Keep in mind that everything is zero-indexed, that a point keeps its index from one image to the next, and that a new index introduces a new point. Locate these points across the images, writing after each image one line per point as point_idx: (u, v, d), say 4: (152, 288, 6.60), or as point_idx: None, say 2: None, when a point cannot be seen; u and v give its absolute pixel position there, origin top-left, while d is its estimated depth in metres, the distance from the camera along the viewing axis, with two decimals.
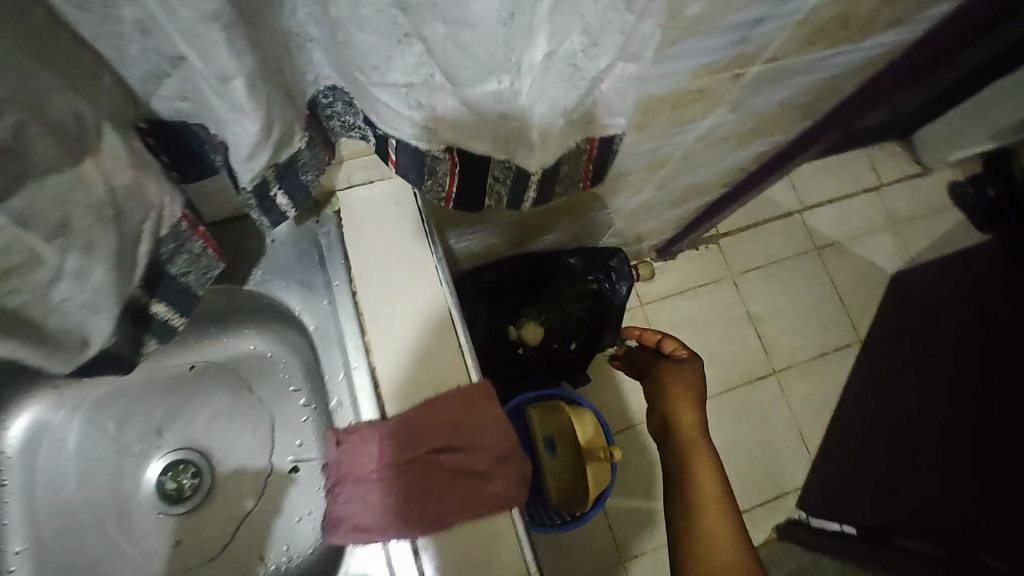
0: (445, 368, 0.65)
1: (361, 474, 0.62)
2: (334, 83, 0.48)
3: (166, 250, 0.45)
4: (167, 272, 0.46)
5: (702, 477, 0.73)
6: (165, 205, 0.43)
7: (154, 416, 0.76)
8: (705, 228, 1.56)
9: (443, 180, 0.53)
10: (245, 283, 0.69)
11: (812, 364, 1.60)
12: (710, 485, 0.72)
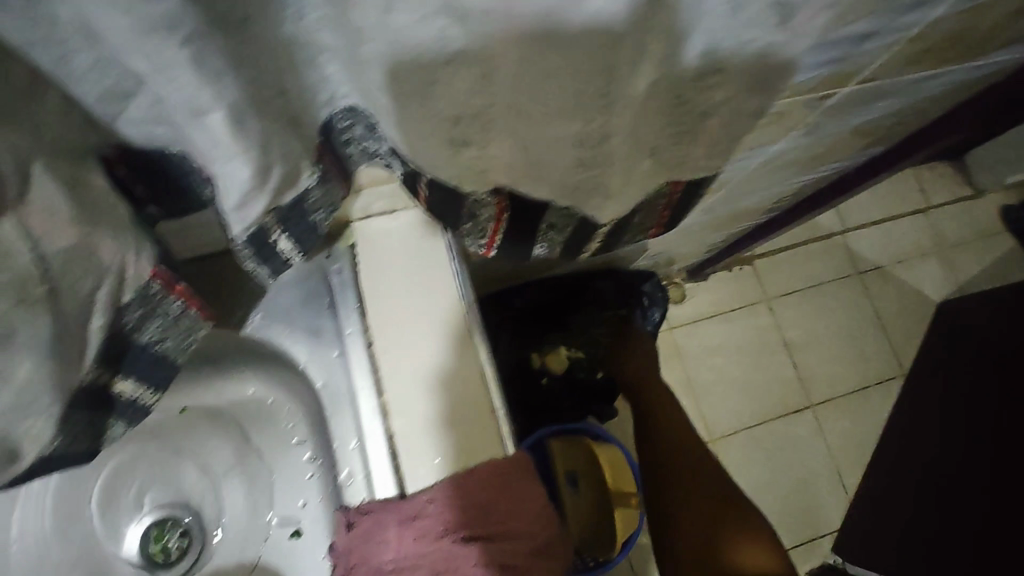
0: (475, 441, 0.53)
1: (375, 565, 0.50)
2: (355, 103, 0.37)
3: (131, 319, 0.34)
4: (135, 345, 0.35)
5: (702, 475, 0.85)
6: (128, 265, 0.32)
7: (138, 468, 0.66)
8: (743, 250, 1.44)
9: (486, 225, 0.43)
10: (243, 328, 0.59)
11: (854, 400, 1.47)
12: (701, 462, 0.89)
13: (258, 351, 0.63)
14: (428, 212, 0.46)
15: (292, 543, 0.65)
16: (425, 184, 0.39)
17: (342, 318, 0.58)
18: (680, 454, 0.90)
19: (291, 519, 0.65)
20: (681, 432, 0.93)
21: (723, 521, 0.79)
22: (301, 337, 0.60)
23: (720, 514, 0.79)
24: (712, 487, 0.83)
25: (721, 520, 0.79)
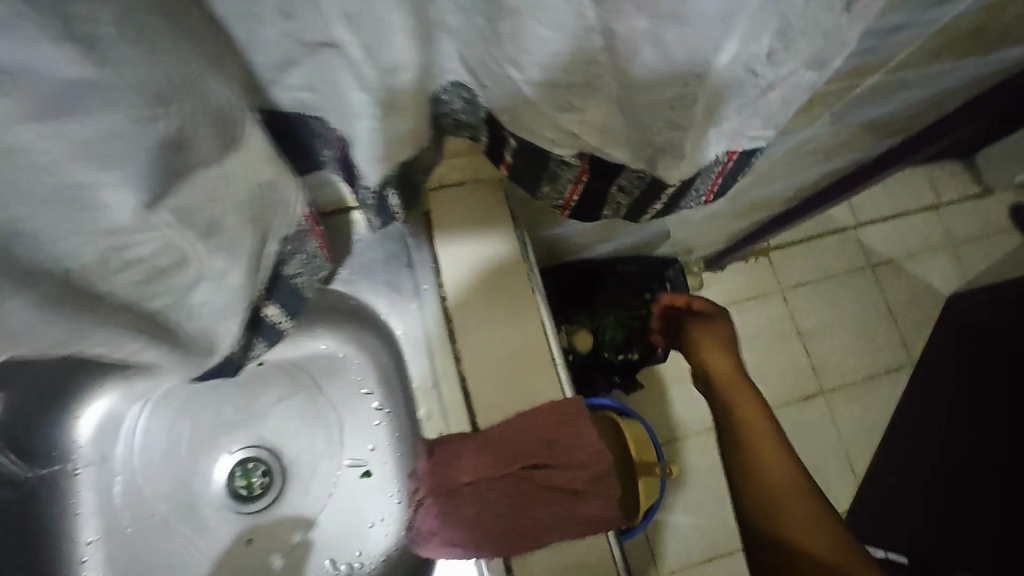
0: (537, 382, 0.61)
1: (451, 487, 0.57)
2: (457, 82, 0.40)
3: (287, 252, 0.43)
4: (284, 274, 0.45)
5: (768, 449, 0.60)
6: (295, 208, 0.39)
7: (226, 411, 0.74)
8: (760, 240, 1.50)
9: (564, 188, 0.50)
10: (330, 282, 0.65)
11: (863, 387, 1.54)
12: (775, 462, 0.59)
13: (337, 308, 0.69)
14: (510, 177, 0.52)
15: (364, 482, 0.72)
16: (512, 148, 0.47)
17: (417, 276, 0.64)
18: (737, 433, 0.62)
19: (362, 460, 0.72)
20: (747, 408, 0.63)
21: (791, 509, 0.56)
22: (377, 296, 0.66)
23: (788, 498, 0.57)
24: (780, 467, 0.59)
25: (798, 519, 0.55)
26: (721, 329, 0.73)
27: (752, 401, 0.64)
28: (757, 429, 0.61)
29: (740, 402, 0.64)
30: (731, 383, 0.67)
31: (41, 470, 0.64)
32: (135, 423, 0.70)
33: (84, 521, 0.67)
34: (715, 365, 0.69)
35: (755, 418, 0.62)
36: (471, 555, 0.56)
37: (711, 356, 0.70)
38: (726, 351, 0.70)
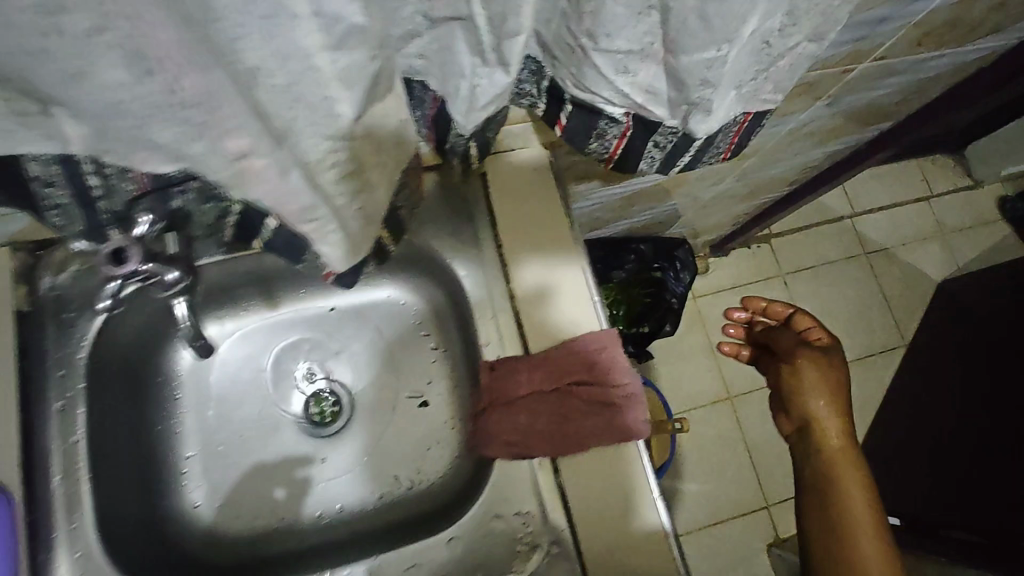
0: (579, 315, 0.71)
1: (510, 398, 0.68)
2: (531, 53, 0.53)
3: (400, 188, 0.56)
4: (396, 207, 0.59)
5: (874, 541, 0.66)
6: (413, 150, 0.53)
7: (300, 349, 0.83)
8: (762, 226, 1.61)
9: (608, 143, 0.61)
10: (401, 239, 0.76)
11: (858, 366, 1.64)
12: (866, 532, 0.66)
13: (403, 260, 0.80)
14: (562, 137, 0.64)
15: (422, 411, 0.81)
16: (569, 104, 0.57)
17: (476, 229, 0.75)
18: (842, 521, 0.68)
19: (421, 393, 0.82)
20: (852, 496, 0.69)
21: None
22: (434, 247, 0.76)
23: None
24: (883, 557, 0.65)
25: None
26: (830, 383, 0.75)
27: (859, 485, 0.70)
28: (860, 518, 0.68)
29: (841, 476, 0.70)
30: (836, 465, 0.71)
31: (151, 389, 0.76)
32: (224, 356, 0.81)
33: (184, 438, 0.77)
34: (824, 436, 0.73)
35: (856, 506, 0.68)
36: (526, 454, 0.67)
37: (817, 412, 0.74)
38: (834, 411, 0.73)
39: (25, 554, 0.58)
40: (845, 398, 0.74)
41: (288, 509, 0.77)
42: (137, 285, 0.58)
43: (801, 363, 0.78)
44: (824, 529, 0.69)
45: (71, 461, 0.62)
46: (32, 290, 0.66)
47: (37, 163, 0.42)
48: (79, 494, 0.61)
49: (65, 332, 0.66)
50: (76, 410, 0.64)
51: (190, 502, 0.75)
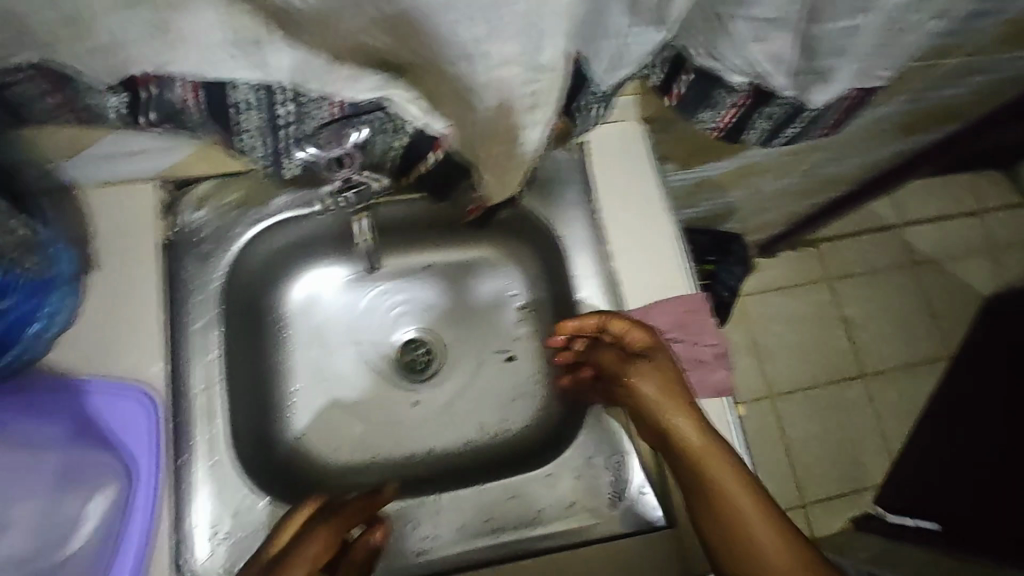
0: (671, 278, 0.76)
1: (607, 349, 0.72)
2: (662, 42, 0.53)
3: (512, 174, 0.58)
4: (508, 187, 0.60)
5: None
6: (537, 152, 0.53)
7: (396, 300, 0.88)
8: (814, 227, 1.64)
9: (722, 112, 0.64)
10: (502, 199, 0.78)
11: (900, 372, 1.67)
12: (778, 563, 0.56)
13: (498, 222, 0.84)
14: (673, 106, 0.67)
15: (508, 364, 0.86)
16: (692, 72, 0.61)
17: (575, 195, 0.79)
18: (751, 558, 0.56)
19: (507, 347, 0.86)
20: (741, 521, 0.58)
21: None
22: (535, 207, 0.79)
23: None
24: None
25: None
26: (674, 385, 0.64)
27: (748, 496, 0.59)
28: (768, 549, 0.56)
29: (727, 498, 0.59)
30: (716, 480, 0.59)
31: (267, 324, 0.81)
32: (326, 299, 0.85)
33: (291, 372, 0.83)
34: (701, 456, 0.60)
35: (753, 530, 0.57)
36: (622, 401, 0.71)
37: (679, 428, 0.62)
38: (681, 428, 0.62)
39: (170, 452, 0.65)
40: (688, 391, 0.64)
41: (381, 446, 0.83)
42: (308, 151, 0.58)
43: (638, 372, 0.65)
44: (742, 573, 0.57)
45: (209, 373, 0.69)
46: (173, 222, 0.71)
47: (244, 88, 0.48)
48: (213, 408, 0.68)
49: (203, 261, 0.71)
50: (213, 330, 0.70)
51: (294, 431, 0.81)
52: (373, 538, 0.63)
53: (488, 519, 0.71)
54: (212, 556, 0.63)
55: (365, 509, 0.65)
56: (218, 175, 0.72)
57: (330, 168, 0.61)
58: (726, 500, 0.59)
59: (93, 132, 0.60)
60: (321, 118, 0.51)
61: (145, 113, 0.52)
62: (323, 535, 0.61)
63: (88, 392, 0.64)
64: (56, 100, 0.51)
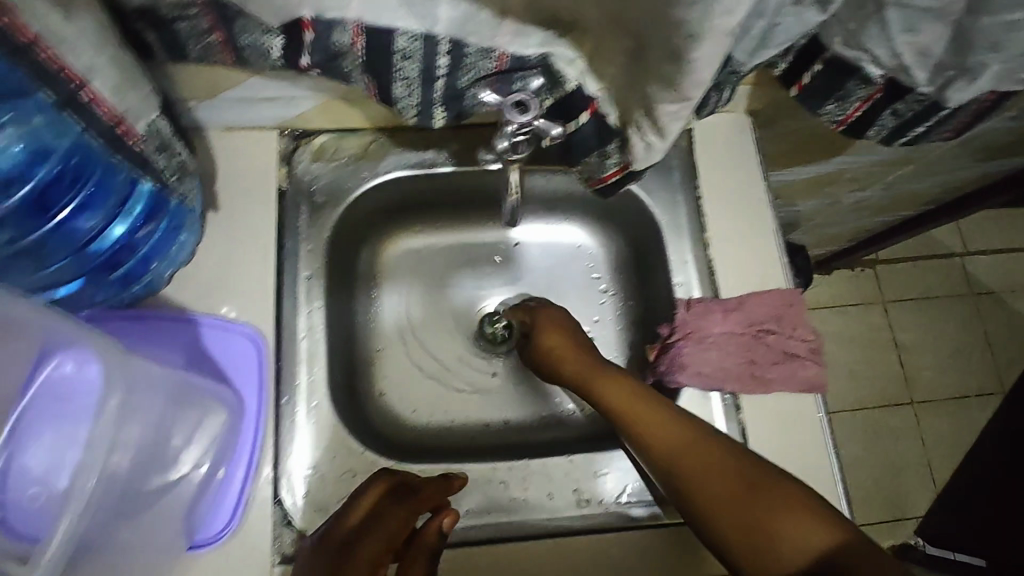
0: (766, 271, 0.76)
1: (704, 334, 0.72)
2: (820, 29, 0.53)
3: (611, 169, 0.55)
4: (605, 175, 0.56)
5: (705, 457, 0.58)
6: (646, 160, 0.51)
7: (483, 272, 0.88)
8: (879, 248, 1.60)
9: (849, 105, 0.64)
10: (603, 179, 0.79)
11: (951, 405, 1.62)
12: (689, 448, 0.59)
13: (591, 204, 0.85)
14: (798, 98, 0.68)
15: None
16: (824, 61, 0.61)
17: (675, 182, 0.79)
18: (663, 451, 0.60)
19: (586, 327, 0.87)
20: (646, 421, 0.63)
21: (772, 507, 0.53)
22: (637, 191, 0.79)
23: (762, 504, 0.53)
24: (728, 469, 0.57)
25: (781, 522, 0.52)
26: (565, 327, 0.76)
27: (650, 407, 0.64)
28: (675, 436, 0.61)
29: (635, 412, 0.64)
30: (617, 395, 0.67)
31: (361, 283, 0.82)
32: (416, 264, 0.86)
33: (376, 331, 0.83)
34: (600, 383, 0.69)
35: (657, 427, 0.62)
36: (713, 386, 0.72)
37: (573, 367, 0.72)
38: (582, 367, 0.71)
39: (275, 393, 0.66)
40: (585, 342, 0.75)
41: (458, 412, 0.83)
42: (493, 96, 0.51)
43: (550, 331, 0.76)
44: (663, 472, 0.60)
45: (316, 322, 0.70)
46: (290, 171, 0.73)
47: (407, 38, 0.48)
48: (315, 355, 0.69)
49: (314, 213, 0.73)
50: (318, 281, 0.71)
51: (375, 389, 0.81)
52: (443, 523, 0.60)
53: (575, 492, 0.71)
54: (307, 494, 0.64)
55: (440, 492, 0.64)
56: (338, 130, 0.75)
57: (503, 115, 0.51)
58: (638, 413, 0.64)
59: (236, 73, 0.62)
60: (481, 74, 0.51)
61: (304, 56, 0.53)
62: (396, 514, 0.60)
63: (201, 327, 0.66)
64: (218, 37, 0.54)
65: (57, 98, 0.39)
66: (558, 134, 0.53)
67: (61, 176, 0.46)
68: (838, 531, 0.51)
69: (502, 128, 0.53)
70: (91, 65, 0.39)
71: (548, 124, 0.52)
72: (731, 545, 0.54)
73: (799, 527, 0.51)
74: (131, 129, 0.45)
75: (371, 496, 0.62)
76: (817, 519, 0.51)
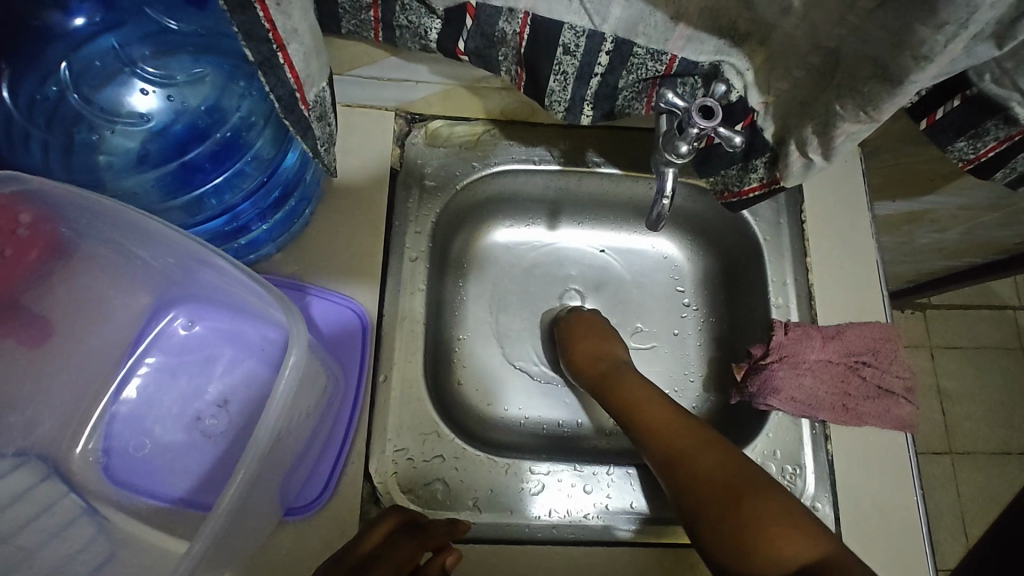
0: (866, 304, 0.75)
1: (799, 360, 0.72)
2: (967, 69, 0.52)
3: (744, 183, 0.58)
4: (734, 188, 0.59)
5: (705, 461, 0.59)
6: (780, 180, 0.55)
7: (568, 272, 0.86)
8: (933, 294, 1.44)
9: (983, 145, 0.62)
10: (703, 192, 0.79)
11: (992, 459, 1.42)
12: (694, 453, 0.60)
13: (684, 217, 0.84)
14: (926, 131, 0.65)
15: (664, 355, 0.83)
16: (965, 98, 0.59)
17: (779, 205, 0.78)
18: (665, 447, 0.61)
19: (666, 339, 0.84)
20: (652, 421, 0.64)
21: (758, 514, 0.53)
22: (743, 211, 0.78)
23: (750, 507, 0.54)
24: (722, 473, 0.57)
25: (765, 531, 0.52)
26: (598, 326, 0.77)
27: (661, 411, 0.65)
28: (680, 435, 0.62)
29: (645, 414, 0.65)
30: (628, 392, 0.68)
31: (451, 271, 0.81)
32: (502, 257, 0.85)
33: (459, 320, 0.81)
34: (616, 377, 0.71)
35: (663, 426, 0.63)
36: (807, 413, 0.70)
37: (588, 358, 0.74)
38: (600, 364, 0.73)
39: (372, 370, 0.67)
40: (615, 344, 0.75)
41: (531, 410, 0.80)
42: (692, 107, 0.49)
43: (579, 326, 0.77)
44: (660, 468, 0.61)
45: (415, 305, 0.70)
46: (403, 152, 0.73)
47: (573, 33, 0.48)
48: (411, 337, 0.69)
49: (416, 198, 0.73)
50: (422, 265, 0.72)
51: (456, 379, 0.78)
52: (446, 562, 0.58)
53: (608, 501, 0.67)
54: (394, 473, 0.65)
55: (445, 532, 0.60)
56: (451, 117, 0.75)
57: (688, 123, 0.50)
58: (649, 416, 0.65)
59: (374, 51, 0.62)
60: (644, 76, 0.51)
61: (459, 42, 0.52)
62: (405, 552, 0.57)
63: (311, 297, 0.66)
64: (374, 14, 0.52)
65: (256, 57, 0.41)
66: (740, 143, 0.50)
67: (224, 143, 0.58)
68: (829, 546, 0.51)
69: (685, 130, 0.50)
70: (294, 29, 0.41)
71: (730, 132, 0.50)
72: (715, 553, 0.54)
73: (790, 537, 0.52)
74: (304, 95, 0.46)
75: (385, 528, 0.58)
76: (801, 531, 0.52)
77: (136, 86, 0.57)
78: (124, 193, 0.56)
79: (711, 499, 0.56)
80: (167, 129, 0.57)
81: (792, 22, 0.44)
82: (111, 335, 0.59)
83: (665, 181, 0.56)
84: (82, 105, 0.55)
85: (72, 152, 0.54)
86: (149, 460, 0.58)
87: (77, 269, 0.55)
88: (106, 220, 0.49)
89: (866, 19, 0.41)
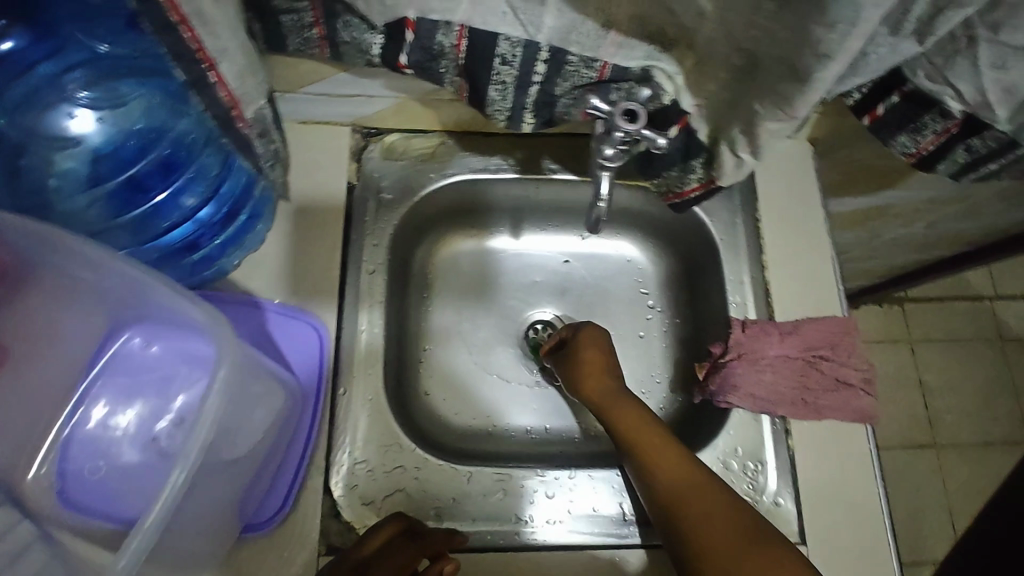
0: (823, 298, 0.76)
1: (757, 356, 0.73)
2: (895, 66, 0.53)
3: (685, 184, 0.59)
4: (677, 189, 0.60)
5: (709, 512, 0.57)
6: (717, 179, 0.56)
7: (534, 279, 0.86)
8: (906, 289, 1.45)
9: (923, 138, 0.63)
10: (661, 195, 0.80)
11: (977, 451, 1.43)
12: (699, 504, 0.57)
13: (643, 220, 0.85)
14: (870, 128, 0.66)
15: (629, 357, 0.84)
16: (903, 94, 0.60)
17: (735, 205, 0.79)
18: (669, 492, 0.59)
19: (631, 341, 0.85)
20: (656, 460, 0.62)
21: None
22: (699, 212, 0.79)
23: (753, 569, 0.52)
24: (728, 528, 0.55)
25: None
26: (600, 346, 0.73)
27: (667, 449, 0.62)
28: (686, 483, 0.59)
29: (649, 450, 0.63)
30: (632, 423, 0.65)
31: (414, 283, 0.82)
32: (467, 266, 0.85)
33: (426, 330, 0.82)
34: (618, 405, 0.67)
35: (671, 470, 0.61)
36: (767, 409, 0.71)
37: (590, 380, 0.70)
38: (602, 388, 0.70)
39: (332, 382, 0.67)
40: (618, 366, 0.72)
41: (499, 417, 0.80)
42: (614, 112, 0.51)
43: (582, 344, 0.73)
44: (661, 514, 0.59)
45: (376, 317, 0.70)
46: (360, 167, 0.74)
47: (509, 44, 0.49)
48: (371, 350, 0.69)
49: (374, 211, 0.74)
50: (381, 277, 0.72)
51: (422, 389, 0.79)
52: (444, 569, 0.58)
53: (571, 506, 0.67)
54: (355, 486, 0.64)
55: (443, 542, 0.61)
56: (407, 130, 0.76)
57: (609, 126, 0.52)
58: (654, 453, 0.62)
59: (323, 68, 0.63)
60: (579, 83, 0.52)
61: (401, 56, 0.52)
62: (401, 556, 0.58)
63: (266, 312, 0.66)
64: (318, 32, 0.53)
65: (188, 77, 0.42)
66: (664, 143, 0.52)
67: (165, 162, 0.60)
68: None
69: (610, 133, 0.52)
70: (222, 49, 0.41)
71: (654, 134, 0.51)
72: None
73: None
74: (242, 113, 0.47)
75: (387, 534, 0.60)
76: None
77: (69, 111, 0.56)
78: (71, 215, 0.58)
79: (712, 556, 0.54)
80: (110, 152, 0.59)
81: (711, 26, 0.46)
82: (62, 359, 0.59)
83: (600, 185, 0.56)
84: (21, 134, 0.55)
85: (19, 177, 0.56)
86: (105, 481, 0.58)
87: (21, 295, 0.55)
88: (47, 245, 0.50)
89: (781, 21, 0.42)
